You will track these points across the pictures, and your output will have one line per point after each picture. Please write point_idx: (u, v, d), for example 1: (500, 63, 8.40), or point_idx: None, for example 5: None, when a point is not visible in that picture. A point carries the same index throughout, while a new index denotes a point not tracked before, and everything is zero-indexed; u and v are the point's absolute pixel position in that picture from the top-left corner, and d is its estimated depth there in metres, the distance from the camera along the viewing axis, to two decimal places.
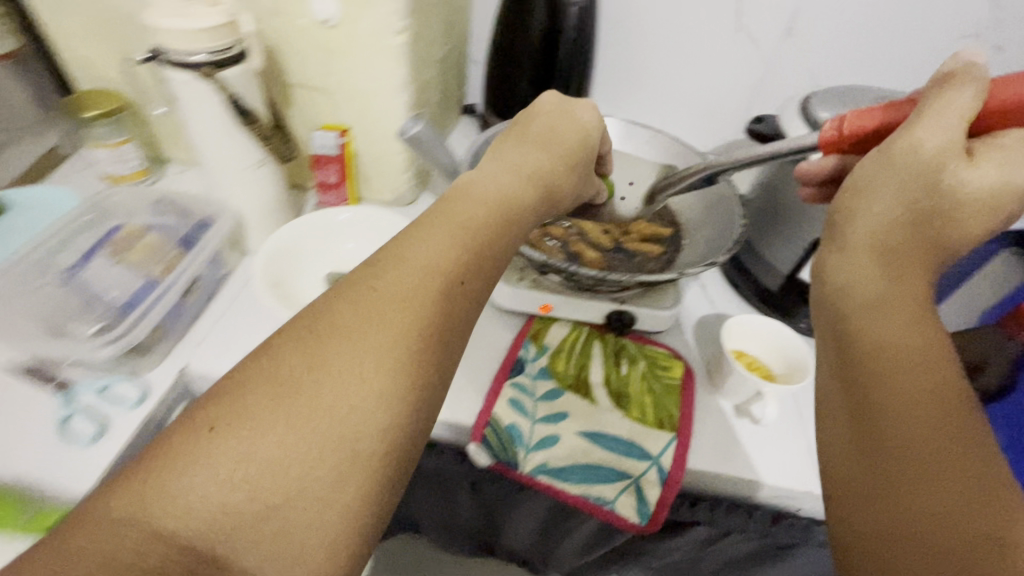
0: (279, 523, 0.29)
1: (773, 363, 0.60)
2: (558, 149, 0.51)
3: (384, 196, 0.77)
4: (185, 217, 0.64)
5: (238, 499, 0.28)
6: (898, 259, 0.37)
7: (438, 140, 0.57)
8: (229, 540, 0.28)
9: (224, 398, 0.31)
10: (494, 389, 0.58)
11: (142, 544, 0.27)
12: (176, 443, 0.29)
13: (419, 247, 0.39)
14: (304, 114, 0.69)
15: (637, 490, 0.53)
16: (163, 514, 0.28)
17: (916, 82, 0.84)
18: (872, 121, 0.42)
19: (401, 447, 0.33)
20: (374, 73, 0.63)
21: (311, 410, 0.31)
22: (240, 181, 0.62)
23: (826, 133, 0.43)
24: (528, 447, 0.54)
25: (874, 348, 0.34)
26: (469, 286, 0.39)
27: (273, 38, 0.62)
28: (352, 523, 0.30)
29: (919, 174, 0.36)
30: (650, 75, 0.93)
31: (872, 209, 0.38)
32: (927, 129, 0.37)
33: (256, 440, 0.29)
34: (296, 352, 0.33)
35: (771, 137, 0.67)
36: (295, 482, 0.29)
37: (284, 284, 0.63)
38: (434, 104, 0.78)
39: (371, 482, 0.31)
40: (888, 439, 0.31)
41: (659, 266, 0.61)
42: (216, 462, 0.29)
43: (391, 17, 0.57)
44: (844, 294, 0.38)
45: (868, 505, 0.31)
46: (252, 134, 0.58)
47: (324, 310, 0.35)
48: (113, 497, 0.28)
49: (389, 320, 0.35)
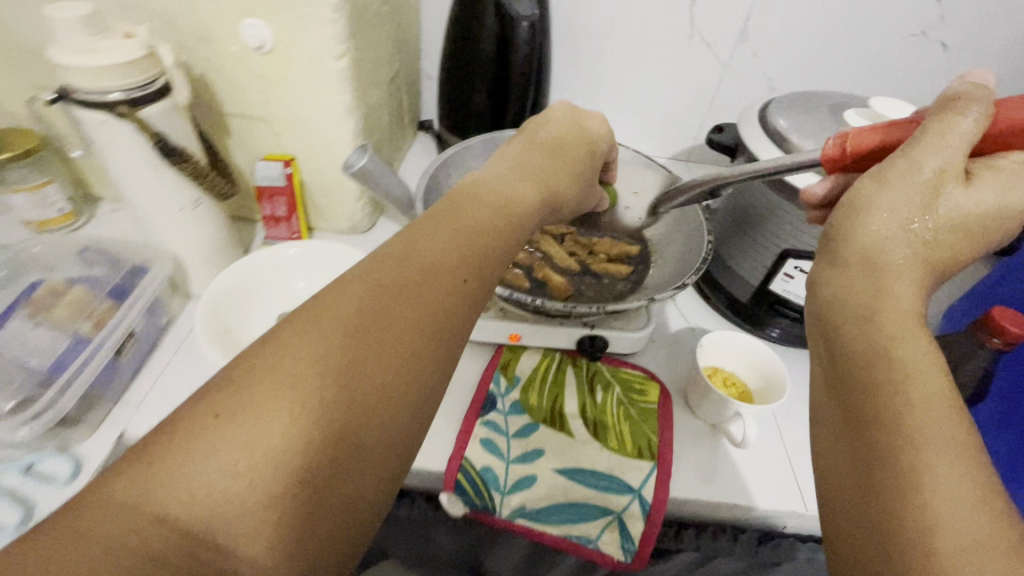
0: (283, 513, 0.27)
1: (750, 379, 0.59)
2: (565, 159, 0.49)
3: (338, 225, 0.73)
4: (116, 266, 0.59)
5: (242, 488, 0.26)
6: (889, 275, 0.34)
7: (384, 169, 0.53)
8: (229, 532, 0.25)
9: (229, 379, 0.28)
10: (464, 430, 0.55)
11: (141, 529, 0.24)
12: (181, 424, 0.27)
13: (427, 245, 0.36)
14: (245, 144, 0.65)
15: (620, 525, 0.51)
16: (165, 496, 0.25)
17: (868, 82, 0.85)
18: (876, 137, 0.39)
19: (404, 439, 0.31)
20: (317, 100, 0.59)
21: (318, 401, 0.28)
22: (174, 224, 0.57)
23: (829, 149, 0.41)
24: (504, 490, 0.51)
25: (860, 361, 0.32)
26: (472, 285, 0.36)
27: (203, 67, 0.57)
28: (348, 518, 0.29)
29: (920, 194, 0.34)
30: (608, 83, 0.91)
31: (870, 224, 0.34)
32: (926, 151, 0.34)
33: (263, 428, 0.27)
34: (301, 339, 0.30)
35: (732, 148, 0.66)
36: (302, 472, 0.27)
37: (231, 329, 0.59)
38: (385, 126, 0.75)
39: (374, 473, 0.30)
40: (883, 441, 0.29)
41: (628, 287, 0.59)
42: (219, 448, 0.26)
43: (328, 41, 0.53)
44: (833, 307, 0.35)
45: (855, 508, 0.30)
46: (183, 173, 0.53)
47: (332, 297, 0.32)
48: (115, 476, 0.25)
49: (397, 312, 0.32)
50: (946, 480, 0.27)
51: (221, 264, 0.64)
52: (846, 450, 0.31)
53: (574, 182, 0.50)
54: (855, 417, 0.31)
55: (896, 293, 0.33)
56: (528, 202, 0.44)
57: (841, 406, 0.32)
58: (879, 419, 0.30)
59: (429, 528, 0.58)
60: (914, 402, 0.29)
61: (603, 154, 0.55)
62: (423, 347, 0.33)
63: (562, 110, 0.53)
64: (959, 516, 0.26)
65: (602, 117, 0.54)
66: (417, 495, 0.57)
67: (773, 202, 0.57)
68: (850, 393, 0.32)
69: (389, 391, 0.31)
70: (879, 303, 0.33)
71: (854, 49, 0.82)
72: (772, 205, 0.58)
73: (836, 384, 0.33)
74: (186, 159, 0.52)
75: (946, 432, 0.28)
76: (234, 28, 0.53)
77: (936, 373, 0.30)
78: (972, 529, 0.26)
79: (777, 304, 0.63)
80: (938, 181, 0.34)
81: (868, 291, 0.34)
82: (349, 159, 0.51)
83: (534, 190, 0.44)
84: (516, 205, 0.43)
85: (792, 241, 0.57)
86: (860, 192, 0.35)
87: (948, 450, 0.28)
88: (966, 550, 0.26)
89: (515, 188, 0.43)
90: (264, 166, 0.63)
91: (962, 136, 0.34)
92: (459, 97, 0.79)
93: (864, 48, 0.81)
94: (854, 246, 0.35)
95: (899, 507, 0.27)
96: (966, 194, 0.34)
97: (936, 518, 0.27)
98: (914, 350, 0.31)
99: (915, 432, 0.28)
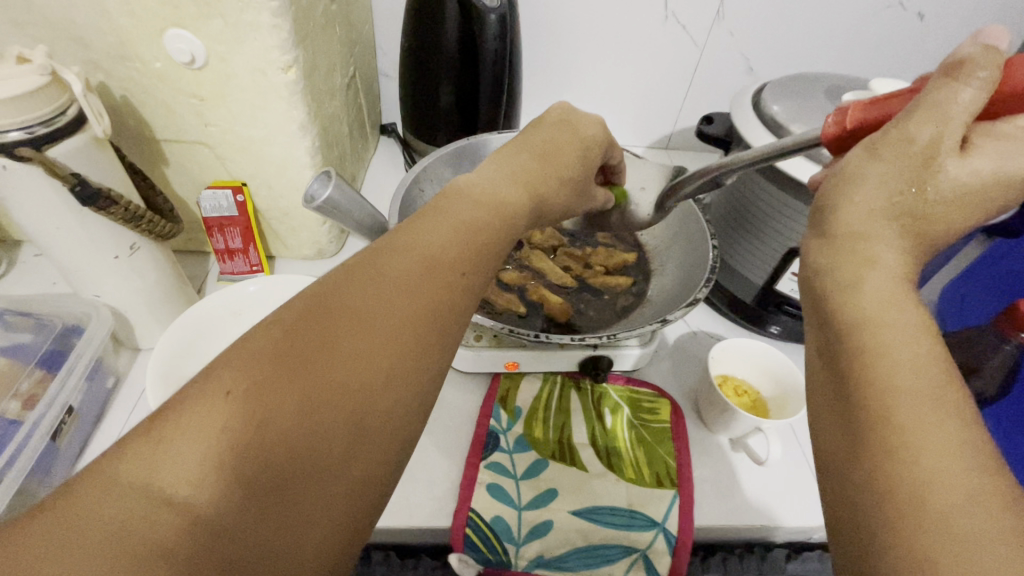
0: (293, 494, 0.24)
1: (763, 387, 0.56)
2: (555, 163, 0.43)
3: (303, 252, 0.66)
4: (41, 329, 0.51)
5: (250, 469, 0.24)
6: (873, 249, 0.29)
7: (357, 199, 0.45)
8: (241, 516, 0.23)
9: (235, 356, 0.26)
10: (467, 477, 0.50)
11: (148, 513, 0.21)
12: (185, 405, 0.24)
13: (427, 234, 0.33)
14: (185, 171, 0.57)
15: (646, 562, 0.47)
16: (173, 474, 0.22)
17: (846, 57, 0.82)
18: (884, 107, 0.33)
19: (411, 420, 0.29)
20: (264, 117, 0.51)
21: (328, 383, 0.26)
22: (108, 275, 0.49)
23: (827, 129, 0.35)
24: (518, 541, 0.47)
25: (842, 325, 0.28)
26: (470, 279, 0.33)
27: (124, 89, 0.49)
28: (357, 501, 0.26)
29: (911, 166, 0.29)
30: (580, 71, 0.86)
31: (853, 201, 0.29)
32: (921, 118, 0.28)
33: (272, 406, 0.25)
34: (309, 321, 0.28)
35: (723, 139, 0.61)
36: (311, 453, 0.25)
37: (178, 373, 0.51)
38: (344, 136, 0.67)
39: (381, 455, 0.27)
40: (874, 396, 0.25)
41: (631, 300, 0.56)
42: (229, 427, 0.24)
43: (272, 51, 0.46)
44: (813, 284, 0.30)
45: (845, 474, 0.25)
46: (112, 219, 0.45)
47: (337, 283, 0.30)
48: (124, 455, 0.23)
49: (404, 300, 0.30)
50: (938, 436, 0.23)
51: (171, 312, 0.56)
52: (835, 421, 0.26)
53: (563, 189, 0.44)
54: (838, 382, 0.27)
55: (879, 268, 0.28)
56: (509, 219, 0.38)
57: (826, 375, 0.28)
58: (859, 377, 0.26)
59: None
60: (896, 359, 0.25)
61: (600, 156, 0.49)
62: (431, 332, 0.30)
63: (554, 115, 0.47)
64: (949, 478, 0.22)
65: (598, 119, 0.48)
66: (423, 553, 0.52)
67: (774, 196, 0.53)
68: (835, 358, 0.27)
69: (398, 373, 0.28)
70: (865, 274, 0.28)
71: (833, 23, 0.78)
72: (772, 200, 0.54)
73: (822, 349, 0.29)
74: (114, 200, 0.44)
75: (929, 386, 0.25)
76: (158, 42, 0.46)
77: (923, 337, 0.26)
78: (968, 485, 0.22)
79: (784, 303, 0.60)
80: (930, 152, 0.28)
81: (852, 262, 0.29)
82: (310, 190, 0.43)
83: (517, 199, 0.39)
84: (501, 223, 0.37)
85: (796, 237, 0.54)
86: (847, 164, 0.31)
87: (933, 409, 0.24)
88: (961, 508, 0.22)
89: (512, 205, 0.38)
90: (210, 197, 0.56)
91: (969, 103, 0.28)
92: (424, 98, 0.72)
93: (843, 21, 0.78)
94: (835, 223, 0.30)
95: (887, 471, 0.23)
96: (960, 168, 0.28)
97: (930, 479, 0.23)
98: (901, 314, 0.27)
99: (897, 381, 0.25)
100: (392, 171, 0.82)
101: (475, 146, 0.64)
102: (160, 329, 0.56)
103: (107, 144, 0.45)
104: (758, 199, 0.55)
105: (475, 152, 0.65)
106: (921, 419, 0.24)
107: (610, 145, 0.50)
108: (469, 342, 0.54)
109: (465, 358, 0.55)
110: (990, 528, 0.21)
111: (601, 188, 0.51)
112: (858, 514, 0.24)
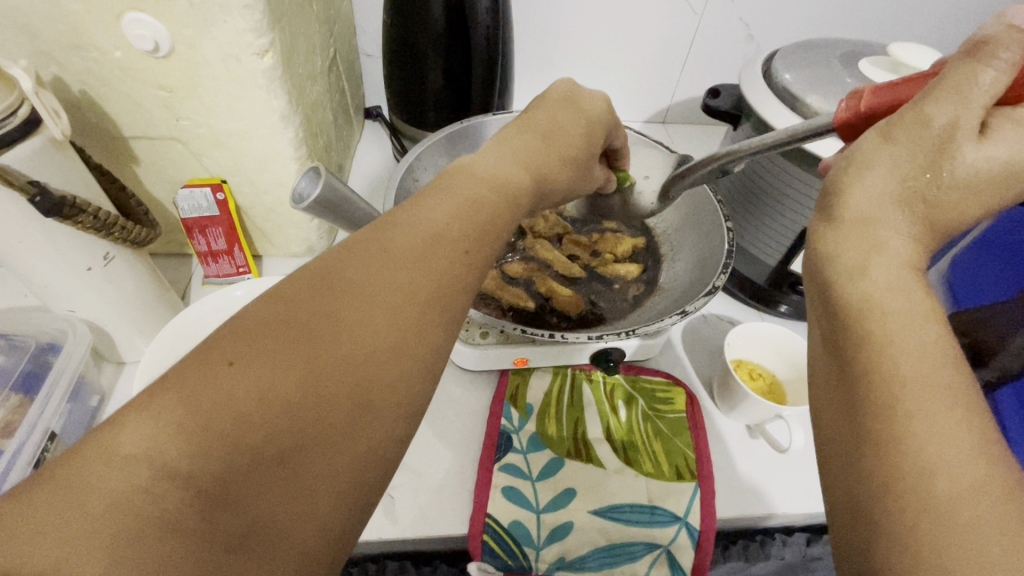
0: (300, 465, 0.23)
1: (778, 369, 0.55)
2: (560, 146, 0.40)
3: (290, 250, 0.62)
4: (13, 351, 0.48)
5: (255, 441, 0.22)
6: (882, 236, 0.26)
7: (349, 196, 0.41)
8: (244, 490, 0.21)
9: (235, 327, 0.24)
10: (481, 479, 0.48)
11: (150, 485, 0.20)
12: (185, 376, 0.22)
13: (428, 211, 0.31)
14: (158, 170, 0.53)
15: (669, 556, 0.45)
16: (174, 446, 0.21)
17: (854, 20, 0.78)
18: (903, 90, 0.30)
19: (420, 402, 0.27)
20: (240, 108, 0.47)
21: (333, 358, 0.24)
22: (82, 290, 0.45)
23: (839, 114, 0.31)
24: (538, 544, 0.45)
25: (846, 312, 0.25)
26: (475, 257, 0.31)
27: (83, 82, 0.45)
28: (364, 477, 0.24)
29: (921, 150, 0.25)
30: (573, 44, 0.81)
31: (863, 183, 0.26)
32: (938, 99, 0.25)
33: (276, 376, 0.23)
34: (311, 291, 0.26)
35: (729, 113, 0.58)
36: (314, 425, 0.23)
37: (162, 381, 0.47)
38: (328, 122, 0.63)
39: (385, 433, 0.25)
40: (890, 376, 0.23)
41: (642, 288, 0.54)
42: (232, 398, 0.22)
43: (245, 35, 0.41)
44: (819, 271, 0.27)
45: (852, 462, 0.23)
46: (80, 227, 0.41)
47: (338, 260, 0.27)
48: (123, 425, 0.21)
49: (407, 277, 0.27)
50: (949, 426, 0.22)
51: (155, 323, 0.52)
52: (842, 416, 0.24)
53: (565, 173, 0.40)
54: (843, 371, 0.25)
55: (886, 255, 0.25)
56: (514, 212, 0.34)
57: (831, 363, 0.25)
58: (865, 359, 0.24)
59: None
60: (902, 347, 0.23)
61: (603, 137, 0.45)
62: (437, 305, 0.28)
63: (557, 91, 0.44)
64: (955, 464, 0.21)
65: (602, 96, 0.45)
66: (439, 560, 0.52)
67: (785, 170, 0.50)
68: (842, 347, 0.25)
69: (404, 347, 0.26)
70: (869, 262, 0.25)
71: None
72: (783, 176, 0.51)
73: (824, 336, 0.26)
74: (81, 208, 0.40)
75: (940, 375, 0.22)
76: (117, 28, 0.41)
77: (929, 326, 0.24)
78: (972, 474, 0.21)
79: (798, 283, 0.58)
80: (944, 137, 0.25)
81: (860, 248, 0.26)
82: (298, 190, 0.40)
83: (523, 179, 0.36)
84: (508, 216, 0.34)
85: (806, 212, 0.51)
86: (858, 147, 0.27)
87: (941, 397, 0.22)
88: (971, 494, 0.20)
89: (517, 199, 0.35)
90: (187, 196, 0.52)
91: (991, 87, 0.24)
92: (409, 80, 0.67)
93: None
94: (842, 208, 0.26)
95: (890, 459, 0.22)
96: (977, 154, 0.24)
97: (935, 467, 0.21)
98: (908, 300, 0.24)
99: (902, 370, 0.23)
100: (380, 158, 0.78)
101: (470, 129, 0.61)
102: (144, 341, 0.53)
103: (69, 145, 0.41)
104: (769, 175, 0.52)
105: (471, 137, 0.61)
106: (935, 400, 0.22)
107: (614, 127, 0.47)
108: (474, 339, 0.52)
109: (472, 356, 0.53)
110: (1010, 520, 0.20)
111: (603, 169, 0.48)
112: (860, 506, 0.23)
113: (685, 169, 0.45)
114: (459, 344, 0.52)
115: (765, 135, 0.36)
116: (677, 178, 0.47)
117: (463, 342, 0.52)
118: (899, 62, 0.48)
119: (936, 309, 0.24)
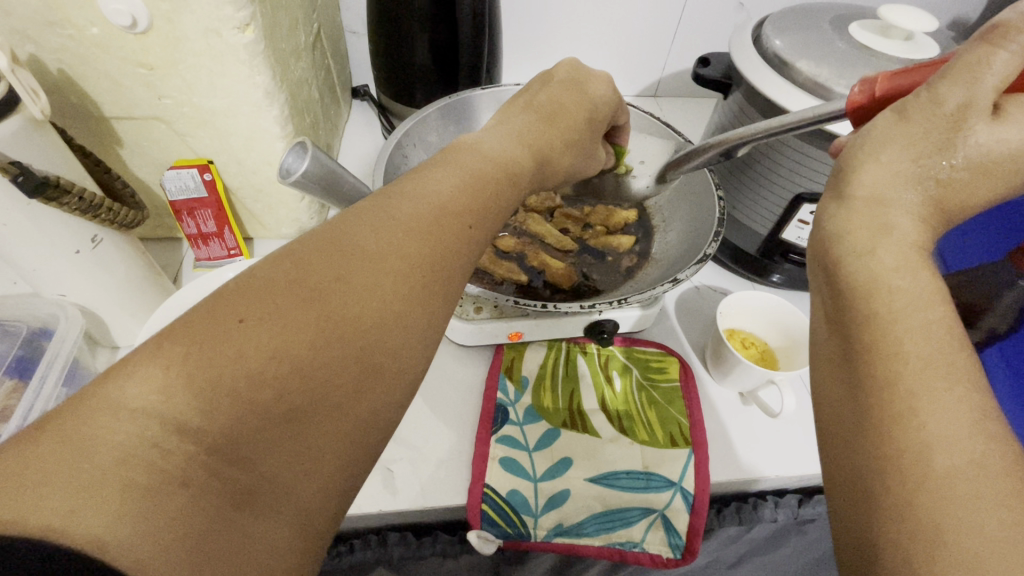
0: (306, 423, 0.23)
1: (771, 337, 0.55)
2: (559, 123, 0.40)
3: (281, 232, 0.62)
4: (6, 335, 0.48)
5: (263, 398, 0.22)
6: (892, 216, 0.26)
7: (339, 170, 0.41)
8: (253, 449, 0.22)
9: (245, 284, 0.24)
10: (478, 450, 0.48)
11: (159, 440, 0.20)
12: (196, 331, 0.22)
13: (430, 182, 0.31)
14: (142, 152, 0.52)
15: (664, 521, 0.47)
16: (183, 400, 0.21)
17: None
18: (918, 74, 0.29)
19: (416, 374, 0.27)
20: (223, 86, 0.46)
21: (338, 318, 0.24)
22: (73, 276, 0.45)
23: (853, 98, 0.31)
24: (536, 512, 0.46)
25: (845, 277, 0.25)
26: (477, 229, 0.31)
27: (60, 61, 0.44)
28: (363, 440, 0.25)
29: (933, 132, 0.25)
30: (562, 17, 0.80)
31: (876, 163, 0.26)
32: (951, 79, 0.25)
33: (284, 333, 0.23)
34: (319, 251, 0.26)
35: (721, 82, 0.57)
36: (318, 384, 0.23)
37: None
38: (314, 101, 0.62)
39: (385, 402, 0.25)
40: (887, 333, 0.23)
41: (634, 259, 0.55)
42: (241, 354, 0.22)
43: (224, 7, 0.40)
44: (825, 250, 0.27)
45: (847, 409, 0.24)
46: (67, 210, 0.41)
47: (347, 225, 0.27)
48: (131, 377, 0.21)
49: (408, 246, 0.27)
50: (942, 381, 0.22)
51: (147, 307, 0.52)
52: (840, 388, 0.24)
53: (566, 151, 0.40)
54: (843, 344, 0.25)
55: (887, 225, 0.25)
56: (510, 189, 0.34)
57: (833, 337, 0.26)
58: (861, 317, 0.24)
59: (449, 561, 0.54)
60: (893, 309, 0.24)
61: (608, 116, 0.45)
62: (438, 281, 0.28)
63: (563, 72, 0.43)
64: (946, 432, 0.21)
65: (606, 75, 0.44)
66: (439, 530, 0.53)
67: (781, 142, 0.50)
68: (844, 322, 0.25)
69: (407, 313, 0.26)
70: (878, 244, 0.25)
71: None
72: (779, 145, 0.50)
73: (823, 300, 0.27)
74: (65, 189, 0.40)
75: (931, 334, 0.23)
76: (92, 3, 0.40)
77: (936, 306, 0.24)
78: (958, 438, 0.21)
79: (791, 252, 0.57)
80: (957, 117, 0.24)
81: (862, 211, 0.26)
82: (286, 164, 0.39)
83: (522, 158, 0.36)
84: (507, 189, 0.34)
85: (804, 182, 0.51)
86: (870, 129, 0.27)
87: (942, 373, 0.22)
88: (960, 438, 0.21)
89: (513, 172, 0.35)
90: (174, 177, 0.51)
91: (1001, 69, 0.24)
92: (395, 55, 0.66)
93: None
94: (848, 175, 0.27)
95: (881, 409, 0.22)
96: (990, 134, 0.24)
97: (931, 435, 0.21)
98: (914, 281, 0.24)
99: (899, 330, 0.23)
100: (368, 137, 0.77)
101: (459, 105, 0.60)
102: (138, 325, 0.53)
103: (49, 126, 0.41)
104: (763, 146, 0.52)
105: (461, 112, 0.61)
106: (932, 359, 0.22)
107: (617, 105, 0.46)
108: (470, 314, 0.52)
109: (467, 331, 0.53)
110: (992, 467, 0.20)
111: (604, 148, 0.47)
112: (858, 475, 0.22)
113: (684, 156, 0.46)
114: (454, 320, 0.52)
115: (773, 119, 0.36)
116: (677, 160, 0.48)
117: (460, 317, 0.52)
118: (892, 24, 0.48)
119: (931, 272, 0.24)
